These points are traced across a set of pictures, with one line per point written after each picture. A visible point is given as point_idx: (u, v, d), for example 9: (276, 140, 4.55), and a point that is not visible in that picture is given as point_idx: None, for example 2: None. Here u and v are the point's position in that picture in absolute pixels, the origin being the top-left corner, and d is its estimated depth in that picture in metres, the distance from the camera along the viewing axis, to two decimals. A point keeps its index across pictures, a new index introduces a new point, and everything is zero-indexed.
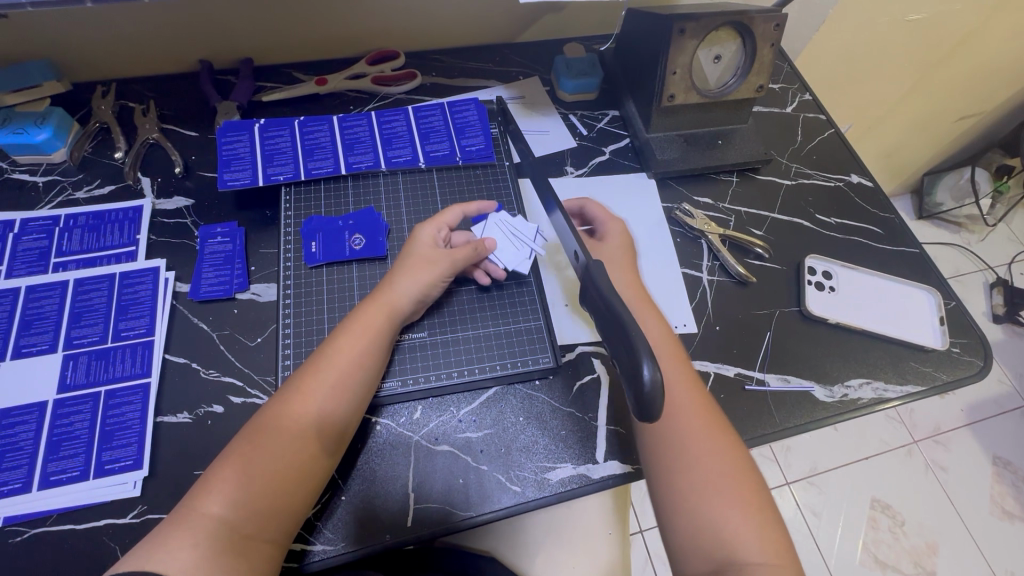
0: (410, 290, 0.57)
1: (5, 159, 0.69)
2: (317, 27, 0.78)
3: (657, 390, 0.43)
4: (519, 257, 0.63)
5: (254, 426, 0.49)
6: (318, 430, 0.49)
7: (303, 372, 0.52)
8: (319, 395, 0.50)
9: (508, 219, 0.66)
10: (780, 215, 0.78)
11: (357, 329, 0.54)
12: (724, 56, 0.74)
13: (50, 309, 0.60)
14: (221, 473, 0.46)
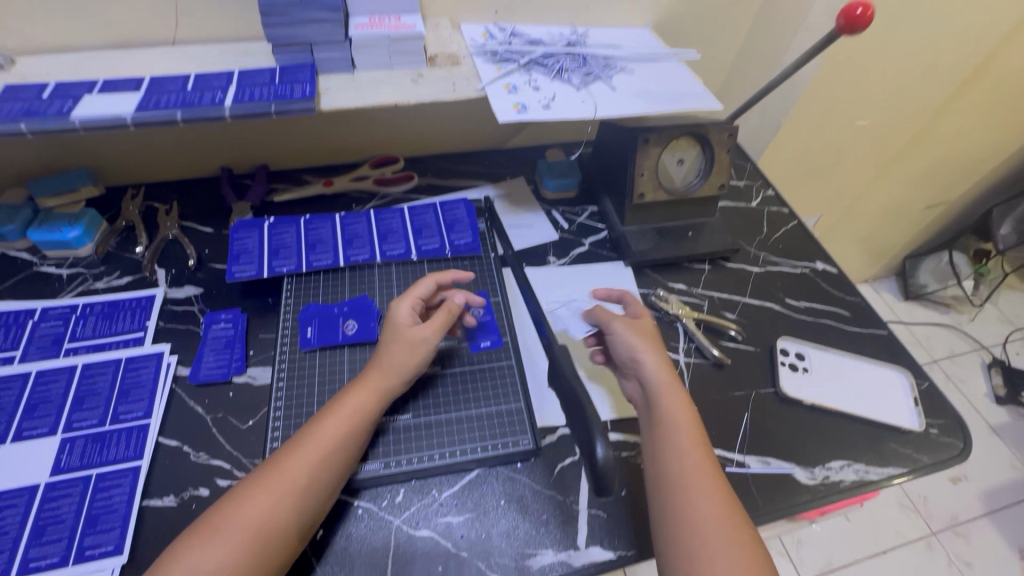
0: (397, 366, 0.59)
1: (37, 254, 0.76)
2: (327, 138, 0.89)
3: (610, 466, 0.46)
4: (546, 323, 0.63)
5: (237, 494, 0.50)
6: (298, 505, 0.50)
7: (292, 444, 0.53)
8: (303, 466, 0.51)
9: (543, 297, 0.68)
10: (751, 299, 0.83)
11: (351, 408, 0.56)
12: (687, 159, 0.82)
13: (55, 393, 0.63)
14: (198, 542, 0.46)
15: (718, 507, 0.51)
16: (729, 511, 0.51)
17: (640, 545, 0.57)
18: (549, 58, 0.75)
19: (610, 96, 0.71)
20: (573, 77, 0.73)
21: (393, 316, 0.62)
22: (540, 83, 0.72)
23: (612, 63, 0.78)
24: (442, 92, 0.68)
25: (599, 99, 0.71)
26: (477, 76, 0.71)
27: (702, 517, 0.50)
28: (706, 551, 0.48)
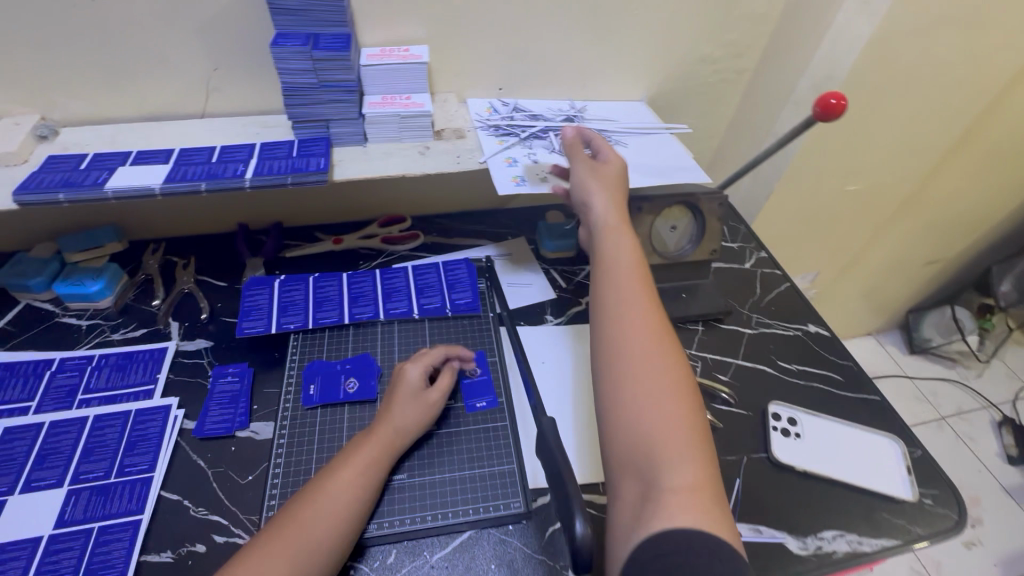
0: (409, 418, 0.64)
1: (59, 305, 0.80)
2: (339, 198, 0.94)
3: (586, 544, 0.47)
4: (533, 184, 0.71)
5: (269, 531, 0.52)
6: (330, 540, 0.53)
7: (314, 488, 0.56)
8: (330, 506, 0.55)
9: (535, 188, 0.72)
10: (744, 361, 0.85)
11: (369, 456, 0.60)
12: (679, 226, 0.86)
13: (65, 444, 0.65)
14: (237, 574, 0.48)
15: (655, 338, 0.55)
16: (676, 380, 0.52)
17: None
18: (548, 131, 0.81)
19: None
20: None
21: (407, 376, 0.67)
22: (538, 155, 0.77)
23: (608, 136, 0.83)
24: (447, 164, 0.73)
25: None
26: (480, 148, 0.76)
27: (636, 328, 0.55)
28: (637, 418, 0.50)
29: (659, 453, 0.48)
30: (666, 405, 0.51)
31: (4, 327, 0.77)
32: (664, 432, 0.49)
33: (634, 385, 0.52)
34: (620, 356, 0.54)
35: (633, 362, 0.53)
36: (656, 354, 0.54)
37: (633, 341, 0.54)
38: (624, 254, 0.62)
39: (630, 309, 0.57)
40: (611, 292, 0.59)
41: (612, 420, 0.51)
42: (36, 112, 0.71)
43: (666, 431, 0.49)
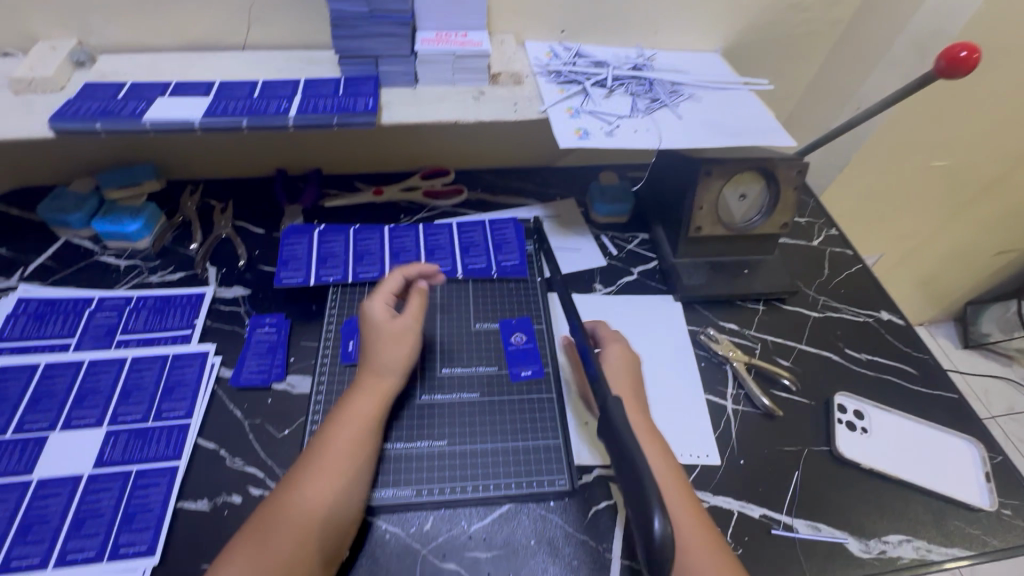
0: (389, 368, 0.60)
1: (98, 243, 0.79)
2: (382, 146, 0.89)
3: (668, 545, 0.41)
4: (599, 132, 0.65)
5: (260, 520, 0.49)
6: (336, 512, 0.50)
7: (302, 464, 0.52)
8: (325, 478, 0.51)
9: (600, 137, 0.65)
10: (808, 346, 0.78)
11: (356, 420, 0.56)
12: (749, 194, 0.78)
13: (104, 384, 0.64)
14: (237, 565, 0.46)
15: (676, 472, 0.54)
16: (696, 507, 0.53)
17: None
18: (614, 81, 0.73)
19: (676, 125, 0.69)
20: (639, 102, 0.71)
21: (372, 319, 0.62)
22: (603, 106, 0.69)
23: (680, 89, 0.75)
24: (503, 112, 0.67)
25: (664, 128, 0.68)
26: (539, 97, 0.70)
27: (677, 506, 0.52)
28: None
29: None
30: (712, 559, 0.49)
31: (45, 262, 0.76)
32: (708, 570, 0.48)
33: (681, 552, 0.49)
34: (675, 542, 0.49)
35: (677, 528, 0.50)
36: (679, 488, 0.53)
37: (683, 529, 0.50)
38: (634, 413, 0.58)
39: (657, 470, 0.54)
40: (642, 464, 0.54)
41: None
42: (73, 36, 0.67)
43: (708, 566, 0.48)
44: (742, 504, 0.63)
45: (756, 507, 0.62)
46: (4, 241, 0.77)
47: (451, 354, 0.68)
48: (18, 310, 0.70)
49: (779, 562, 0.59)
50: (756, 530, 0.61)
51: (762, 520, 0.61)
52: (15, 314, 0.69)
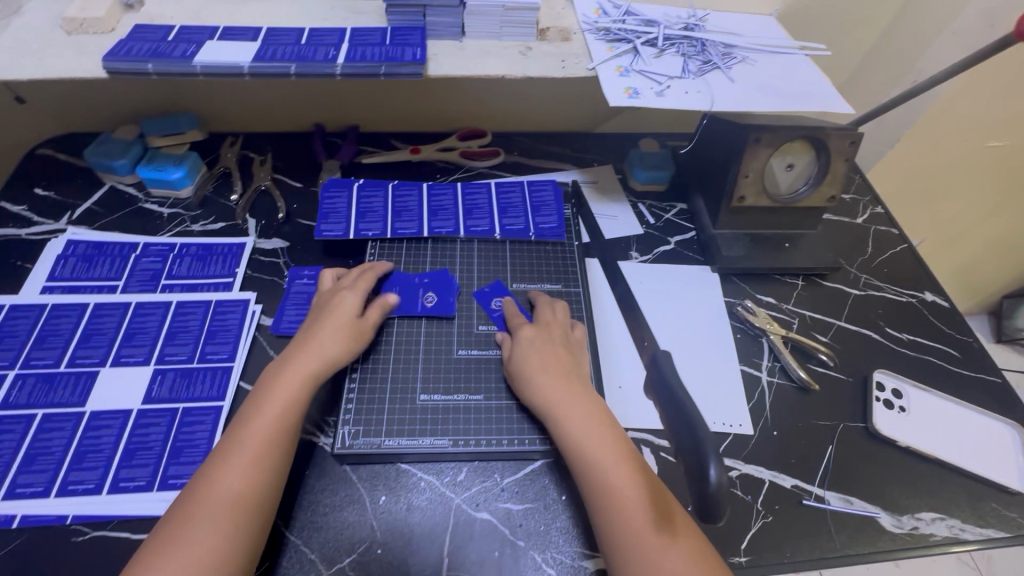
0: (317, 347, 0.57)
1: (142, 190, 0.80)
2: (420, 104, 0.88)
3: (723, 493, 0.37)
4: (649, 92, 0.64)
5: (179, 513, 0.47)
6: (253, 498, 0.49)
7: (218, 454, 0.50)
8: (237, 467, 0.49)
9: (652, 98, 0.63)
10: (847, 323, 0.76)
11: (269, 409, 0.53)
12: (797, 165, 0.76)
13: (151, 325, 0.66)
14: (156, 560, 0.45)
15: (615, 444, 0.54)
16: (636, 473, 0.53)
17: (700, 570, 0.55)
18: (665, 40, 0.70)
19: (729, 88, 0.66)
20: (690, 63, 0.68)
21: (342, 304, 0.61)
22: (653, 66, 0.67)
23: (733, 51, 0.72)
24: (551, 69, 0.66)
25: (716, 91, 0.65)
26: (588, 54, 0.68)
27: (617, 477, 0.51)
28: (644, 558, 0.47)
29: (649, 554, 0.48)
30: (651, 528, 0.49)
31: (91, 207, 0.77)
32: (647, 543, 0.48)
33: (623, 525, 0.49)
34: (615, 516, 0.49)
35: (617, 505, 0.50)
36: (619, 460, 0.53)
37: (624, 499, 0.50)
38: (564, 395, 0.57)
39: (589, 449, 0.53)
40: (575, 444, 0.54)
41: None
42: None
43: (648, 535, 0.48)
44: (774, 474, 0.62)
45: (787, 477, 0.62)
46: (52, 185, 0.79)
47: (487, 312, 0.68)
48: (67, 251, 0.72)
49: (808, 531, 0.59)
50: (787, 500, 0.61)
51: (794, 491, 0.61)
52: (65, 255, 0.71)
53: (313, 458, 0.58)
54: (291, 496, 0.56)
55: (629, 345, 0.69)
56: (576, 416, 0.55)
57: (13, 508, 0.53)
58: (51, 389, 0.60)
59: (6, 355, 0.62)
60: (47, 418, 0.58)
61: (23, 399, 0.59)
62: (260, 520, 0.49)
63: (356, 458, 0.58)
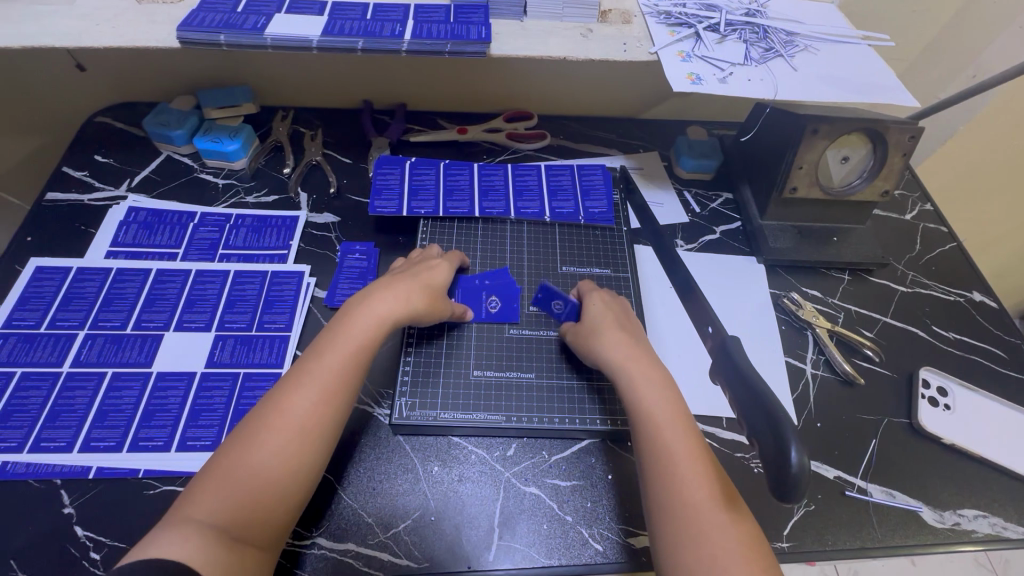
0: (392, 301, 0.57)
1: (197, 161, 0.81)
2: (469, 83, 0.88)
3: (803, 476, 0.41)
4: (712, 80, 0.63)
5: (242, 436, 0.48)
6: (314, 438, 0.49)
7: (287, 387, 0.51)
8: (303, 401, 0.49)
9: (714, 84, 0.63)
10: (893, 320, 0.76)
11: (341, 354, 0.53)
12: (852, 158, 0.76)
13: (211, 293, 0.68)
14: (216, 478, 0.46)
15: (677, 413, 0.53)
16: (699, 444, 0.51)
17: None
18: (727, 26, 0.69)
19: (792, 77, 0.65)
20: (752, 50, 0.67)
21: (435, 273, 0.63)
22: (716, 52, 0.66)
23: (796, 39, 0.71)
24: (613, 51, 0.65)
25: (779, 79, 0.65)
26: (649, 38, 0.67)
27: (679, 446, 0.50)
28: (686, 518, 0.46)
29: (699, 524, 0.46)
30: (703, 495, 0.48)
31: (149, 175, 0.79)
32: (699, 512, 0.47)
33: (677, 490, 0.48)
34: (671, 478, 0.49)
35: (676, 467, 0.49)
36: (680, 427, 0.52)
37: (681, 464, 0.49)
38: (639, 368, 0.56)
39: (657, 414, 0.52)
40: (642, 409, 0.53)
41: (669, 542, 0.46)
42: None
43: (701, 504, 0.47)
44: (816, 465, 0.63)
45: (830, 468, 0.63)
46: (111, 152, 0.81)
47: None
48: (129, 217, 0.74)
49: (850, 521, 0.60)
50: (829, 490, 0.62)
51: (837, 481, 0.62)
52: (127, 222, 0.73)
53: (368, 427, 0.61)
54: (348, 462, 0.58)
55: (675, 332, 0.70)
56: (641, 381, 0.55)
57: (88, 460, 0.56)
58: (119, 349, 0.63)
59: (76, 315, 0.65)
60: (116, 377, 0.61)
61: (94, 358, 0.62)
62: (314, 462, 0.49)
63: (410, 429, 0.60)
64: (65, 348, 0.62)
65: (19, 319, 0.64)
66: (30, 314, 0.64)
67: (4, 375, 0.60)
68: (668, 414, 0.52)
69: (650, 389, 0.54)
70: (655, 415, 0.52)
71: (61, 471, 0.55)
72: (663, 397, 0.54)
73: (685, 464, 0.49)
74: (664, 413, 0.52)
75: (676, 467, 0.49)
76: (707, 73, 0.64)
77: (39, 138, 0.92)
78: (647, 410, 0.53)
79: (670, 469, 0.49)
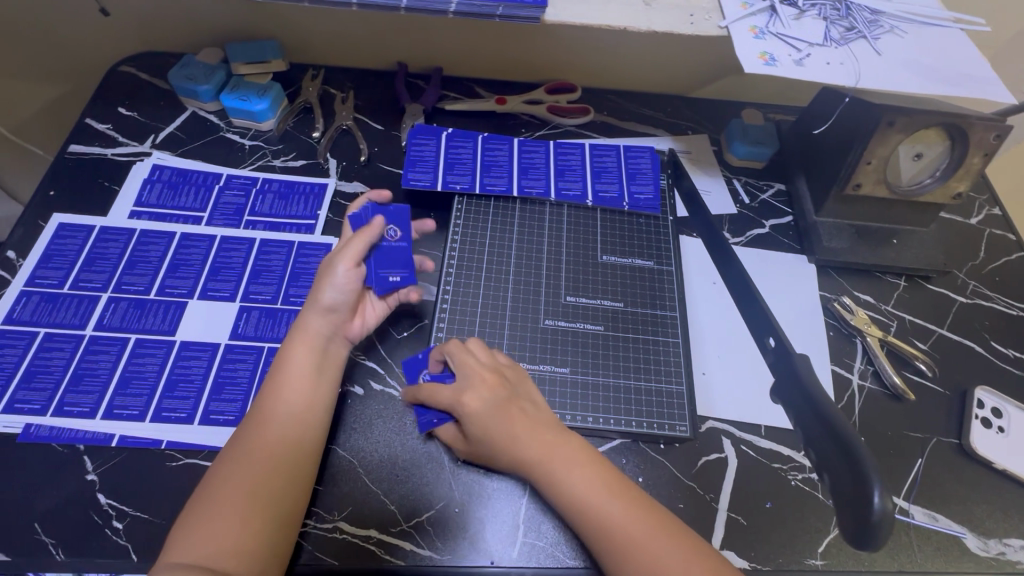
0: (324, 314, 0.56)
1: (224, 119, 0.78)
2: (512, 48, 0.82)
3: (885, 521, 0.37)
4: (787, 62, 0.57)
5: (217, 471, 0.48)
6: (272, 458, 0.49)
7: (247, 425, 0.50)
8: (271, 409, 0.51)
9: (789, 67, 0.57)
10: (949, 332, 0.71)
11: (294, 383, 0.52)
12: (926, 155, 0.69)
13: (236, 261, 0.66)
14: (191, 521, 0.45)
15: (602, 482, 0.50)
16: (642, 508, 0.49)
17: (776, 562, 0.55)
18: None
19: (875, 62, 0.59)
20: (832, 29, 0.61)
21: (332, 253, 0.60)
22: (793, 29, 0.60)
23: (881, 19, 0.63)
24: (679, 23, 0.59)
25: (863, 65, 0.58)
26: (719, 10, 0.61)
27: (617, 519, 0.47)
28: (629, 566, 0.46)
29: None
30: (667, 552, 0.46)
31: (174, 131, 0.76)
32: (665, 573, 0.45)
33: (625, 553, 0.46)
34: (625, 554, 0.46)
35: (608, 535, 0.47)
36: (614, 499, 0.49)
37: (627, 535, 0.47)
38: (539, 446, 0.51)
39: (583, 499, 0.49)
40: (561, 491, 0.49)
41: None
42: None
43: (665, 570, 0.45)
44: None
45: None
46: (135, 105, 0.77)
47: (576, 283, 0.65)
48: (154, 175, 0.71)
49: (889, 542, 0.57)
50: None
51: None
52: (152, 180, 0.70)
53: (393, 411, 0.59)
54: (371, 447, 0.57)
55: (717, 332, 0.66)
56: (557, 473, 0.50)
57: (110, 428, 0.55)
58: (142, 315, 0.61)
59: (99, 276, 0.63)
60: (140, 343, 0.59)
61: (117, 322, 0.60)
62: (291, 490, 0.48)
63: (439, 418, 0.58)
64: (88, 311, 0.60)
65: (42, 278, 0.62)
66: (53, 272, 0.63)
67: (28, 335, 0.59)
68: (594, 486, 0.49)
69: (564, 482, 0.49)
70: (579, 495, 0.49)
71: (84, 437, 0.54)
72: (584, 475, 0.50)
73: (633, 536, 0.47)
74: (588, 493, 0.49)
75: (624, 536, 0.47)
76: (782, 54, 0.58)
77: (63, 85, 0.89)
78: (568, 497, 0.49)
79: (620, 538, 0.47)
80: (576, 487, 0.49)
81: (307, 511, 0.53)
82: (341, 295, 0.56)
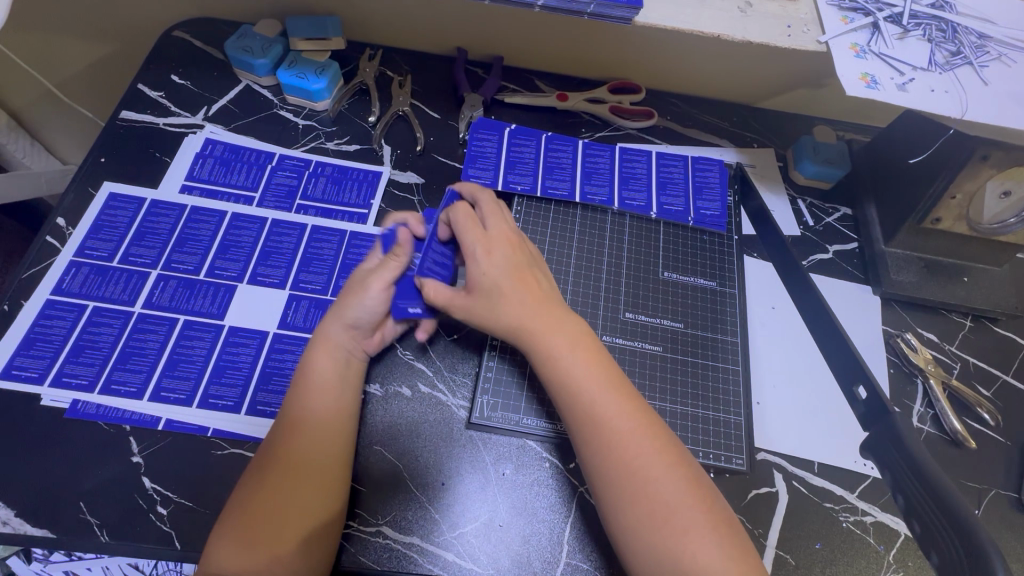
0: (345, 327, 0.55)
1: (278, 95, 0.75)
2: (578, 43, 0.78)
3: None
4: (890, 87, 0.53)
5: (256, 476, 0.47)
6: (303, 459, 0.48)
7: (276, 435, 0.49)
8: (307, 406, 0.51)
9: (889, 91, 0.53)
10: (1014, 380, 0.68)
11: (317, 389, 0.52)
12: (1015, 193, 0.63)
13: (287, 247, 0.64)
14: (230, 530, 0.45)
15: (607, 380, 0.48)
16: (652, 427, 0.46)
17: None
18: (911, 17, 0.58)
19: (981, 93, 0.55)
20: (937, 52, 0.56)
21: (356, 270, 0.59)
22: (896, 50, 0.56)
23: (988, 44, 0.58)
24: (776, 35, 0.56)
25: (968, 95, 0.54)
26: (819, 23, 0.57)
27: (619, 424, 0.46)
28: (631, 480, 0.44)
29: (664, 514, 0.42)
30: (680, 495, 0.43)
31: (227, 105, 0.73)
32: (665, 498, 0.43)
33: (628, 468, 0.44)
34: (631, 478, 0.44)
35: (608, 444, 0.45)
36: (620, 404, 0.47)
37: (625, 449, 0.45)
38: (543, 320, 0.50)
39: (576, 379, 0.48)
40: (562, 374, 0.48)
41: (649, 524, 0.42)
42: None
43: (660, 494, 0.43)
44: None
45: None
46: (189, 74, 0.75)
47: (635, 299, 0.63)
48: (206, 150, 0.69)
49: None
50: None
51: None
52: (204, 155, 0.69)
53: (442, 417, 0.58)
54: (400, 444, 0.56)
55: (775, 360, 0.63)
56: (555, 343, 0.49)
57: (157, 410, 0.54)
58: (192, 295, 0.60)
59: (149, 252, 0.61)
60: (188, 326, 0.58)
61: (166, 301, 0.59)
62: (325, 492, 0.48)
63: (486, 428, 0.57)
64: (138, 286, 0.59)
65: (91, 248, 0.61)
66: (103, 244, 0.61)
67: (76, 308, 0.58)
68: (598, 381, 0.48)
69: (581, 382, 0.47)
70: (583, 390, 0.47)
71: (131, 417, 0.53)
72: (598, 385, 0.47)
73: (650, 464, 0.44)
74: (608, 406, 0.46)
75: (618, 441, 0.45)
76: (883, 78, 0.54)
77: (113, 45, 0.87)
78: (572, 388, 0.48)
79: (614, 445, 0.45)
80: (583, 381, 0.47)
81: (350, 513, 0.52)
82: (367, 313, 0.55)
